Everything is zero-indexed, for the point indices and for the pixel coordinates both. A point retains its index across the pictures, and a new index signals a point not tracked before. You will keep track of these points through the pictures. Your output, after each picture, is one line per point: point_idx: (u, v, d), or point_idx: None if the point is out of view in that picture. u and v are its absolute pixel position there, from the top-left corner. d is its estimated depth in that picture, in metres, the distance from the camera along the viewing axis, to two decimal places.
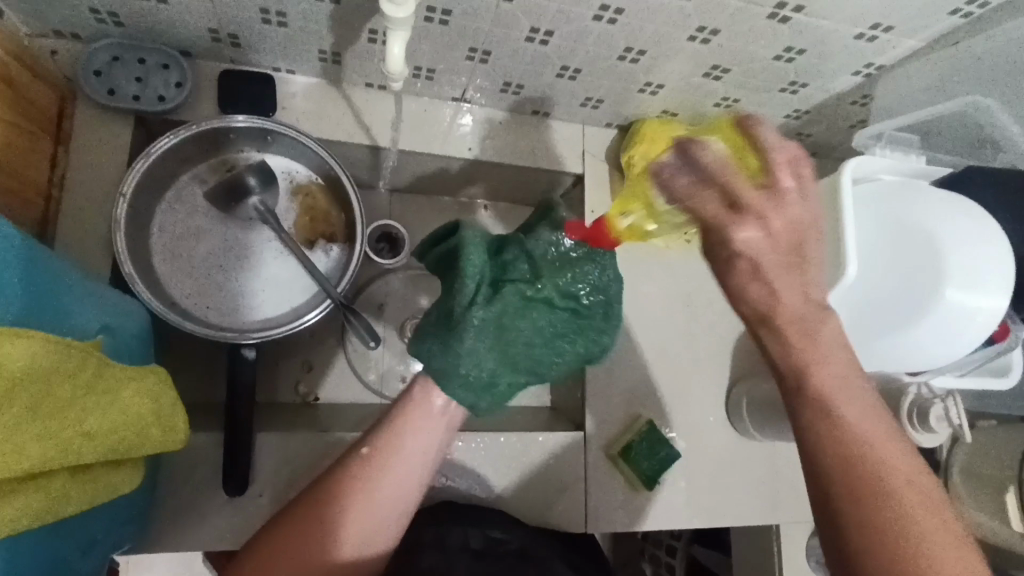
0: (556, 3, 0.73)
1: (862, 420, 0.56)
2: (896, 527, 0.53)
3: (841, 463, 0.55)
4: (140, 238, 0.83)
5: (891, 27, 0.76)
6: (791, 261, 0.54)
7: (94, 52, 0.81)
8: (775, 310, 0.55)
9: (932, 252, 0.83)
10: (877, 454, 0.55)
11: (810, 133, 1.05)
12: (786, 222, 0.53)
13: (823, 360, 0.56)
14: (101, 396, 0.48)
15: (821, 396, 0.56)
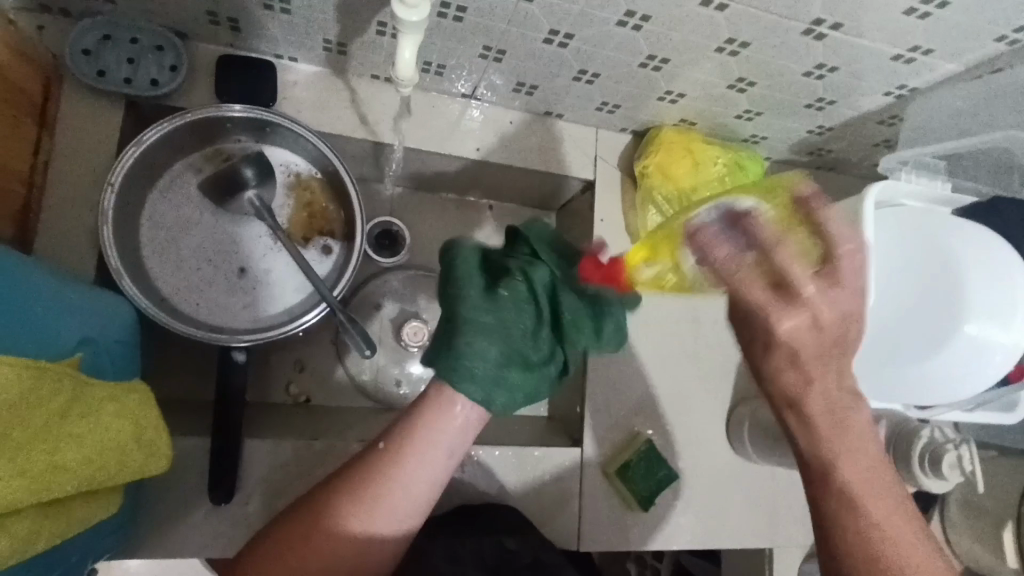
0: (579, 5, 0.68)
1: (868, 484, 0.57)
2: None
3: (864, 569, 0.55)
4: (129, 229, 0.79)
5: (931, 50, 0.72)
6: (832, 349, 0.55)
7: (83, 29, 0.76)
8: (807, 391, 0.56)
9: (952, 273, 0.81)
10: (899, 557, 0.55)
11: (830, 148, 1.01)
12: (833, 310, 0.53)
13: (835, 423, 0.56)
14: (76, 423, 0.46)
15: (835, 487, 0.57)
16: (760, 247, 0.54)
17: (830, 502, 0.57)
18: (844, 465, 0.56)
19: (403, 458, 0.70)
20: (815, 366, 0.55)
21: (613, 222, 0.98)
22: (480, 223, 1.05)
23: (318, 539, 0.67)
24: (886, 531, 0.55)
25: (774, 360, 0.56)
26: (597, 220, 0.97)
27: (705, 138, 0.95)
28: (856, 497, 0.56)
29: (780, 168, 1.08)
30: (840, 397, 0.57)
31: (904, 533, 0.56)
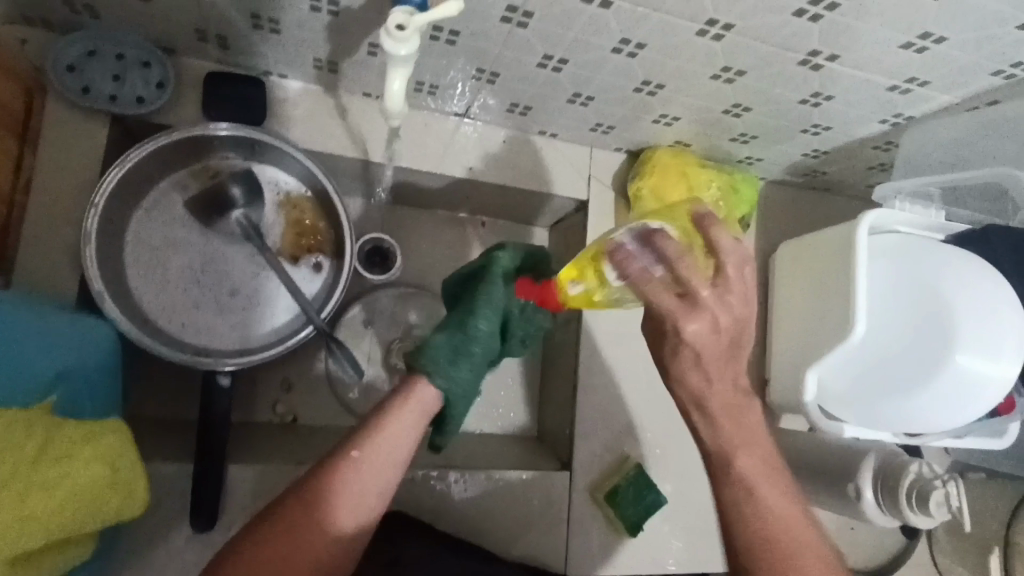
0: (574, 33, 0.67)
1: (763, 470, 0.66)
2: None
3: (759, 548, 0.64)
4: (112, 249, 0.78)
5: (927, 82, 0.71)
6: (727, 351, 0.63)
7: (68, 43, 0.74)
8: (706, 393, 0.64)
9: (942, 300, 0.80)
10: (788, 541, 0.64)
11: (825, 171, 1.01)
12: (728, 319, 0.61)
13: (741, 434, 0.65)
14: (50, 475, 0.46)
15: (739, 479, 0.65)
16: (668, 263, 0.62)
17: (733, 491, 0.65)
18: (748, 455, 0.66)
19: (368, 447, 0.71)
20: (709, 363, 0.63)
21: None
22: (472, 240, 1.04)
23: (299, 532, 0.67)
24: (772, 511, 0.64)
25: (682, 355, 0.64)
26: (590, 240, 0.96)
27: (699, 161, 0.94)
28: (751, 485, 0.65)
29: (774, 188, 1.07)
30: (735, 396, 0.65)
31: (801, 534, 0.64)
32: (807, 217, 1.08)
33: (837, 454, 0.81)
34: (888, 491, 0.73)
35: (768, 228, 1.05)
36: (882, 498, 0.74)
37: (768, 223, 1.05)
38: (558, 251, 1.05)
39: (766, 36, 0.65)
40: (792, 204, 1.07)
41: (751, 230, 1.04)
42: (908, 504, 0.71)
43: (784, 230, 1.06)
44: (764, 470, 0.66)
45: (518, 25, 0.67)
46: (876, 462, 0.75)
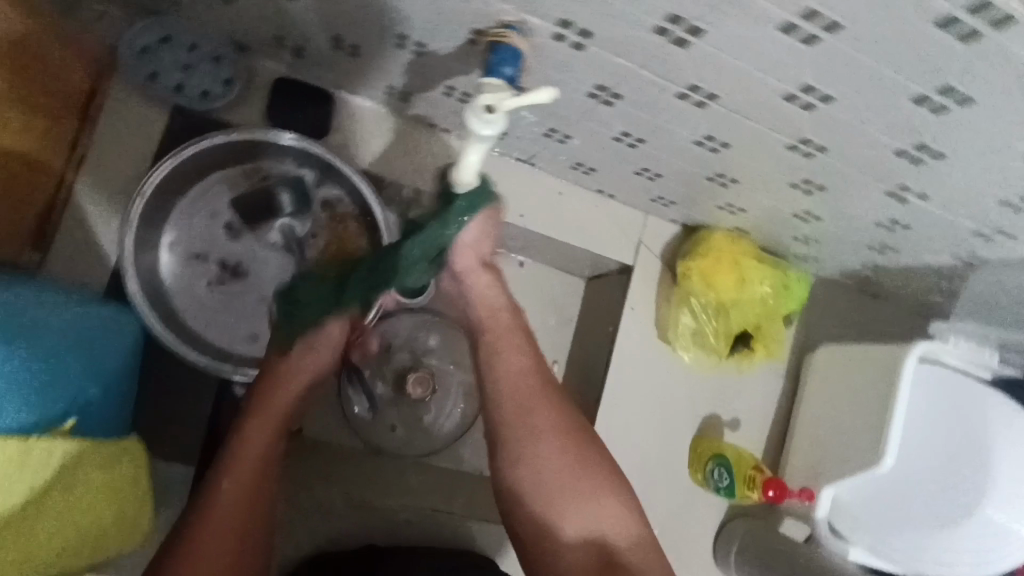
0: (659, 120, 0.65)
1: (538, 416, 0.65)
2: (512, 457, 0.64)
3: (499, 415, 0.66)
4: (150, 237, 0.76)
5: (1013, 236, 0.68)
6: (510, 322, 0.69)
7: (144, 25, 0.71)
8: (495, 318, 0.69)
9: (985, 446, 0.78)
10: (499, 414, 0.66)
11: (882, 282, 0.96)
12: (488, 280, 0.70)
13: (516, 395, 0.66)
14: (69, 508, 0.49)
15: (493, 370, 0.67)
16: (487, 277, 0.70)
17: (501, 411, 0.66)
18: (506, 365, 0.67)
19: (267, 397, 0.70)
20: (493, 346, 0.68)
21: (644, 313, 0.94)
22: (505, 279, 1.01)
23: (240, 476, 0.64)
24: (571, 528, 0.63)
25: (493, 370, 0.67)
26: (629, 307, 0.93)
27: (757, 251, 0.91)
28: (520, 436, 0.64)
29: (828, 288, 1.03)
30: (531, 386, 0.66)
31: (538, 411, 0.65)
32: (853, 322, 1.03)
33: None
34: None
35: (812, 326, 1.01)
36: None
37: (813, 320, 1.01)
38: (592, 306, 1.03)
39: (860, 164, 0.61)
40: (839, 305, 1.03)
41: (792, 326, 1.00)
42: None
43: (828, 331, 1.02)
44: (576, 443, 0.65)
45: (603, 103, 0.64)
46: None
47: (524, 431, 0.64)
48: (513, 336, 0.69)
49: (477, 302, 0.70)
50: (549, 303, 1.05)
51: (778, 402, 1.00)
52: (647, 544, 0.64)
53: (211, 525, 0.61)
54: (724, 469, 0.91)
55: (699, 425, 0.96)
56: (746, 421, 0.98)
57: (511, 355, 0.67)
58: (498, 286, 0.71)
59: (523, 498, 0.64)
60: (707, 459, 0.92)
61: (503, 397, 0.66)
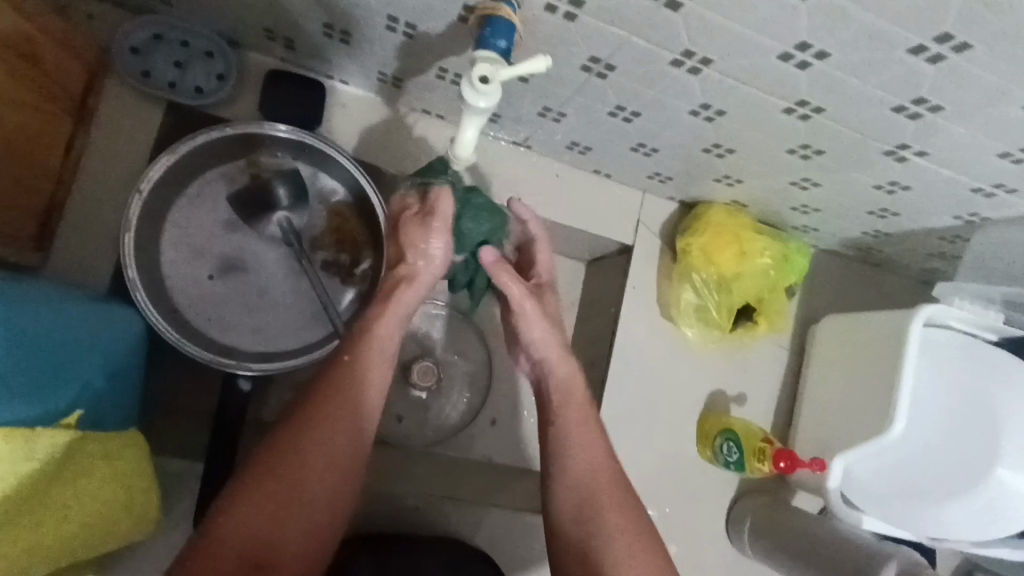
0: (655, 90, 0.64)
1: (610, 518, 0.59)
2: (587, 561, 0.57)
3: (568, 515, 0.60)
4: (150, 235, 0.76)
5: (1014, 190, 0.68)
6: (584, 408, 0.67)
7: (136, 24, 0.72)
8: (563, 394, 0.68)
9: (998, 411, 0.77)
10: (568, 510, 0.61)
11: (882, 250, 0.96)
12: (554, 352, 0.70)
13: (589, 495, 0.61)
14: (80, 487, 0.49)
15: (563, 463, 0.63)
16: (555, 344, 0.71)
17: (572, 506, 0.61)
18: (579, 456, 0.63)
19: (341, 388, 0.62)
20: (563, 434, 0.64)
21: (647, 292, 0.94)
22: None
23: (309, 461, 0.58)
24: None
25: (566, 462, 0.63)
26: (631, 287, 0.93)
27: (757, 224, 0.91)
28: (590, 548, 0.58)
29: (828, 260, 1.03)
30: (605, 483, 0.61)
31: (610, 501, 0.60)
32: (855, 293, 1.03)
33: (857, 552, 0.79)
34: None
35: (815, 299, 1.01)
36: None
37: (815, 292, 1.01)
38: (594, 289, 1.02)
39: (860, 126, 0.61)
40: (841, 277, 1.03)
41: (795, 300, 1.00)
42: None
43: (831, 302, 1.02)
44: (647, 544, 0.58)
45: (597, 76, 0.64)
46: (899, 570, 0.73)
47: (594, 536, 0.58)
48: (585, 421, 0.66)
49: (552, 382, 0.69)
50: (550, 288, 1.04)
51: (785, 375, 1.00)
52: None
53: (266, 499, 0.56)
54: (732, 442, 0.90)
55: (707, 401, 0.96)
56: (754, 395, 0.98)
57: (580, 451, 0.63)
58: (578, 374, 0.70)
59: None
60: (716, 433, 0.92)
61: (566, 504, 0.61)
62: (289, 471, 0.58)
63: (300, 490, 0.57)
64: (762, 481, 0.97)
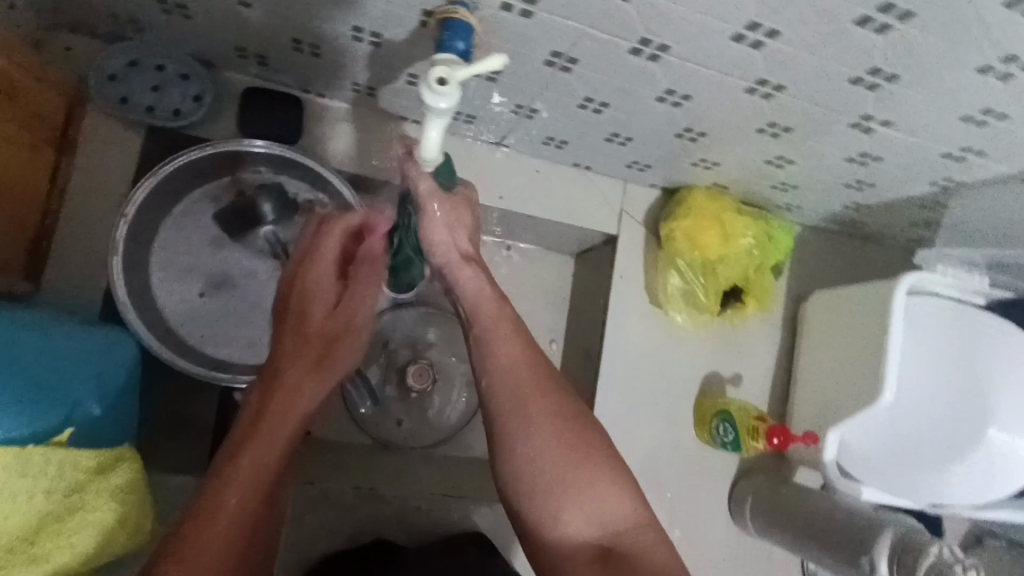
0: (619, 80, 0.65)
1: (535, 407, 0.61)
2: (511, 439, 0.61)
3: (493, 396, 0.63)
4: (139, 257, 0.78)
5: (984, 152, 0.68)
6: (499, 304, 0.67)
7: (112, 52, 0.73)
8: (478, 297, 0.67)
9: (989, 378, 0.78)
10: (493, 393, 0.63)
11: (866, 222, 0.97)
12: (467, 270, 0.68)
13: (513, 387, 0.62)
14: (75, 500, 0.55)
15: (489, 350, 0.64)
16: (469, 263, 0.69)
17: (499, 396, 0.62)
18: (502, 346, 0.64)
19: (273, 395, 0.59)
20: (485, 325, 0.66)
21: (634, 280, 0.95)
22: (496, 265, 1.03)
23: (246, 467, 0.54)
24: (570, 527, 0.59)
25: (490, 349, 0.64)
26: (618, 276, 0.94)
27: (739, 205, 0.92)
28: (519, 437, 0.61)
29: (814, 236, 1.03)
30: (528, 376, 0.63)
31: (536, 394, 0.62)
32: (842, 267, 1.04)
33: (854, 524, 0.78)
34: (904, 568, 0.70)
35: (803, 275, 1.02)
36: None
37: (802, 270, 1.02)
38: (583, 282, 1.03)
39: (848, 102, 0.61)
40: (830, 254, 1.03)
41: (785, 278, 1.01)
42: None
43: (819, 278, 1.02)
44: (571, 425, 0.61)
45: (561, 69, 0.65)
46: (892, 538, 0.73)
47: (521, 414, 0.61)
48: (507, 314, 0.66)
49: (464, 287, 0.68)
50: (540, 283, 1.05)
51: (778, 354, 1.01)
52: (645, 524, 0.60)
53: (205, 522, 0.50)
54: (727, 424, 0.91)
55: (701, 385, 0.96)
56: (748, 376, 0.98)
57: (501, 356, 0.64)
58: (481, 280, 0.68)
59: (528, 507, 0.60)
60: (710, 416, 0.93)
61: (494, 413, 0.62)
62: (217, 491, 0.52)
63: (231, 499, 0.52)
64: (761, 460, 0.98)
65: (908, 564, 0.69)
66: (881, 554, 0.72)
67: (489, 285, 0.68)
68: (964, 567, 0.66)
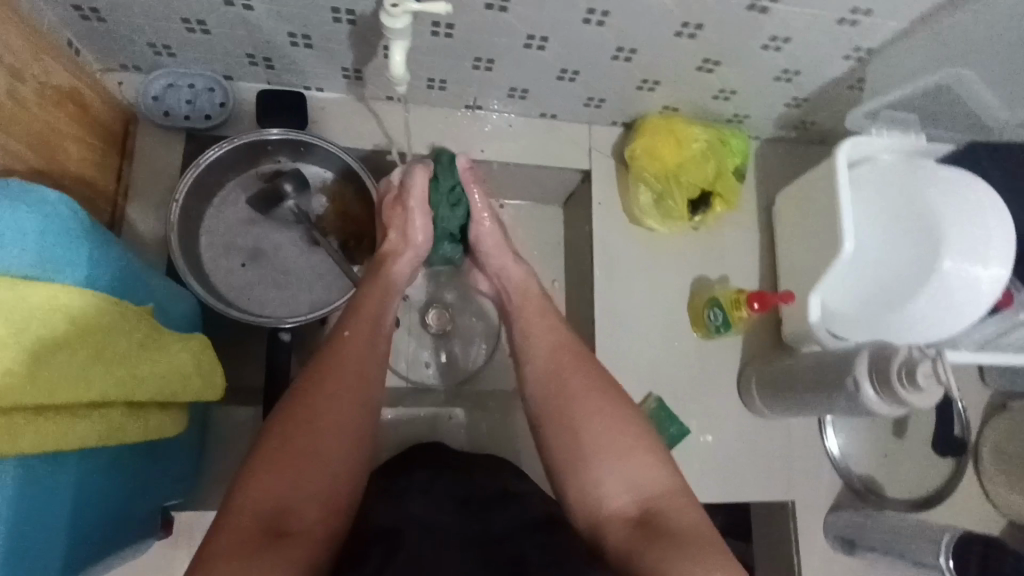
0: (547, 8, 0.80)
1: (620, 446, 0.69)
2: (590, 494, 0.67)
3: (569, 456, 0.70)
4: (191, 235, 0.95)
5: (869, 10, 0.80)
6: (580, 366, 0.75)
7: (153, 79, 0.94)
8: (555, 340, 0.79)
9: (936, 217, 0.83)
10: (565, 470, 0.70)
11: (812, 120, 1.07)
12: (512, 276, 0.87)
13: (583, 453, 0.69)
14: (156, 348, 0.57)
15: (571, 424, 0.71)
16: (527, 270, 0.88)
17: (567, 461, 0.70)
18: (584, 421, 0.70)
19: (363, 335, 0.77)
20: (571, 396, 0.72)
21: (613, 204, 1.06)
22: None
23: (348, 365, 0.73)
24: (613, 497, 0.67)
25: (584, 422, 0.70)
26: (597, 204, 1.06)
27: (690, 121, 1.04)
28: (563, 418, 0.72)
29: (772, 147, 1.13)
30: (563, 360, 0.76)
31: (640, 466, 0.67)
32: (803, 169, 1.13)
33: (836, 358, 0.84)
34: (881, 376, 0.77)
35: (769, 181, 1.11)
36: (882, 388, 0.77)
37: (765, 179, 1.11)
38: (572, 224, 1.17)
39: None
40: (788, 158, 1.13)
41: (751, 182, 1.11)
42: (901, 384, 0.74)
43: (783, 184, 1.12)
44: (615, 420, 0.70)
45: (500, 10, 0.81)
46: (869, 354, 0.79)
47: (599, 477, 0.68)
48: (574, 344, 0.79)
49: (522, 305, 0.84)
50: (535, 232, 1.19)
51: (761, 251, 1.09)
52: (677, 492, 0.66)
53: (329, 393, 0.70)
54: (711, 303, 1.01)
55: (692, 286, 1.06)
56: (734, 272, 1.07)
57: (548, 351, 0.78)
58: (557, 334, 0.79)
59: (575, 494, 0.68)
60: (698, 305, 1.03)
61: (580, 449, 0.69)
62: (332, 381, 0.71)
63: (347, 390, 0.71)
64: (762, 347, 1.05)
65: (881, 371, 0.76)
66: (861, 372, 0.78)
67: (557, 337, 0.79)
68: (931, 357, 0.73)
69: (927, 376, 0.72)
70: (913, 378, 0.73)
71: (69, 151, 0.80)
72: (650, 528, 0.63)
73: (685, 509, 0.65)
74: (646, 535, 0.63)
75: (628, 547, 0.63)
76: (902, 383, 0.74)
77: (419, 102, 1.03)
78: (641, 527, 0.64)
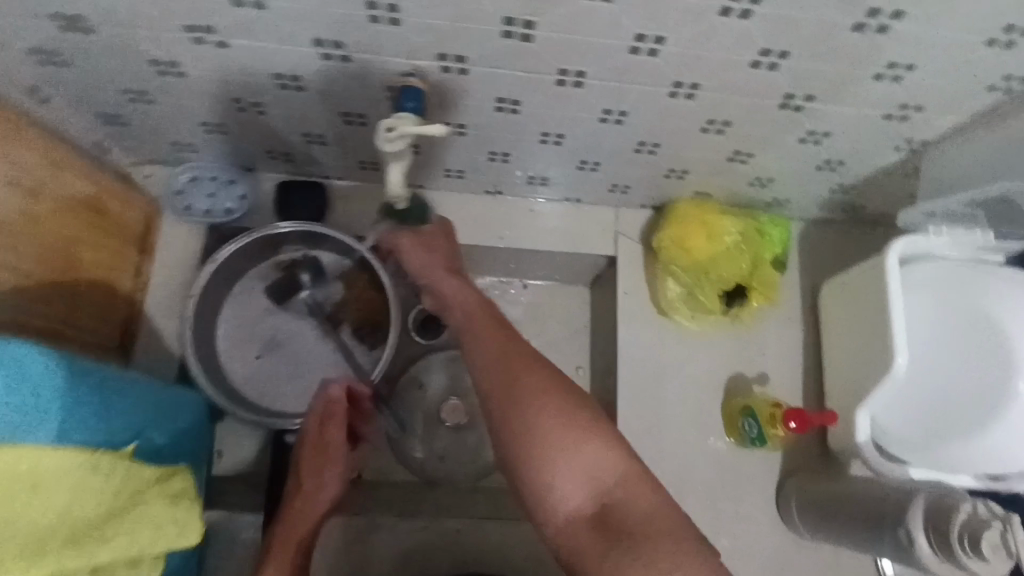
0: (561, 110, 0.76)
1: (568, 439, 0.64)
2: (541, 488, 0.64)
3: (518, 459, 0.65)
4: (206, 327, 0.95)
5: (922, 106, 0.71)
6: (529, 362, 0.69)
7: (177, 173, 0.96)
8: (491, 339, 0.73)
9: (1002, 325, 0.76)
10: (515, 468, 0.65)
11: (862, 204, 0.98)
12: (447, 278, 0.82)
13: (531, 448, 0.64)
14: (124, 500, 0.59)
15: (518, 414, 0.66)
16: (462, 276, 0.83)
17: (520, 463, 0.65)
18: (530, 413, 0.66)
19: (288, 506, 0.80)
20: (514, 387, 0.68)
21: (639, 294, 1.00)
22: (516, 304, 1.12)
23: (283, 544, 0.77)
24: (569, 498, 0.63)
25: (530, 418, 0.66)
26: (622, 292, 1.00)
27: (724, 207, 0.97)
28: (512, 417, 0.66)
29: (817, 230, 1.04)
30: (510, 364, 0.69)
31: (599, 461, 0.64)
32: (853, 255, 1.03)
33: (887, 496, 0.76)
34: (938, 533, 0.69)
35: (814, 268, 1.02)
36: (938, 545, 0.69)
37: (810, 265, 1.02)
38: (598, 308, 1.10)
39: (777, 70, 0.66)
40: (837, 241, 1.04)
41: (794, 269, 1.02)
42: (962, 548, 0.66)
43: (830, 271, 1.02)
44: (564, 410, 0.66)
45: (512, 112, 0.77)
46: (926, 500, 0.71)
47: (548, 473, 0.64)
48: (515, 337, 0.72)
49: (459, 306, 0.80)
50: (560, 315, 1.13)
51: (805, 346, 1.00)
52: (637, 479, 0.64)
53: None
54: (745, 410, 0.93)
55: (727, 385, 0.98)
56: (773, 369, 0.98)
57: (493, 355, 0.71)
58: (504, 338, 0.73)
59: (532, 497, 0.64)
60: (733, 411, 0.95)
61: (531, 447, 0.64)
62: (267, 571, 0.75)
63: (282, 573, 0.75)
64: (805, 455, 0.95)
65: (941, 528, 0.68)
66: (916, 524, 0.71)
67: (495, 331, 0.73)
68: (999, 524, 0.65)
69: (993, 547, 0.64)
70: (977, 546, 0.64)
71: (85, 259, 0.82)
72: (609, 529, 0.62)
73: (643, 500, 0.63)
74: (606, 533, 0.62)
75: (589, 550, 0.61)
76: (963, 547, 0.66)
77: (437, 189, 1.00)
78: (601, 527, 0.62)
